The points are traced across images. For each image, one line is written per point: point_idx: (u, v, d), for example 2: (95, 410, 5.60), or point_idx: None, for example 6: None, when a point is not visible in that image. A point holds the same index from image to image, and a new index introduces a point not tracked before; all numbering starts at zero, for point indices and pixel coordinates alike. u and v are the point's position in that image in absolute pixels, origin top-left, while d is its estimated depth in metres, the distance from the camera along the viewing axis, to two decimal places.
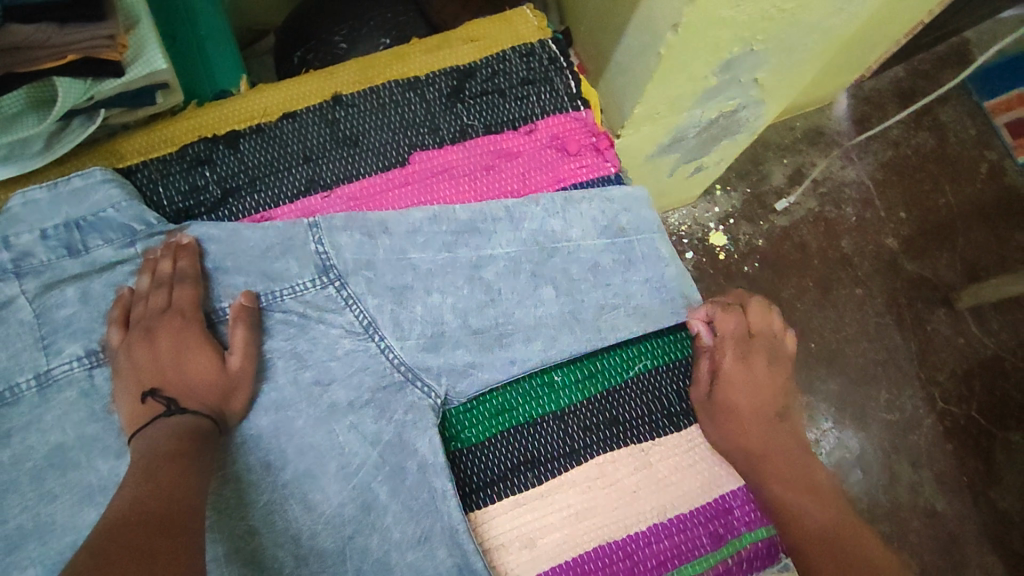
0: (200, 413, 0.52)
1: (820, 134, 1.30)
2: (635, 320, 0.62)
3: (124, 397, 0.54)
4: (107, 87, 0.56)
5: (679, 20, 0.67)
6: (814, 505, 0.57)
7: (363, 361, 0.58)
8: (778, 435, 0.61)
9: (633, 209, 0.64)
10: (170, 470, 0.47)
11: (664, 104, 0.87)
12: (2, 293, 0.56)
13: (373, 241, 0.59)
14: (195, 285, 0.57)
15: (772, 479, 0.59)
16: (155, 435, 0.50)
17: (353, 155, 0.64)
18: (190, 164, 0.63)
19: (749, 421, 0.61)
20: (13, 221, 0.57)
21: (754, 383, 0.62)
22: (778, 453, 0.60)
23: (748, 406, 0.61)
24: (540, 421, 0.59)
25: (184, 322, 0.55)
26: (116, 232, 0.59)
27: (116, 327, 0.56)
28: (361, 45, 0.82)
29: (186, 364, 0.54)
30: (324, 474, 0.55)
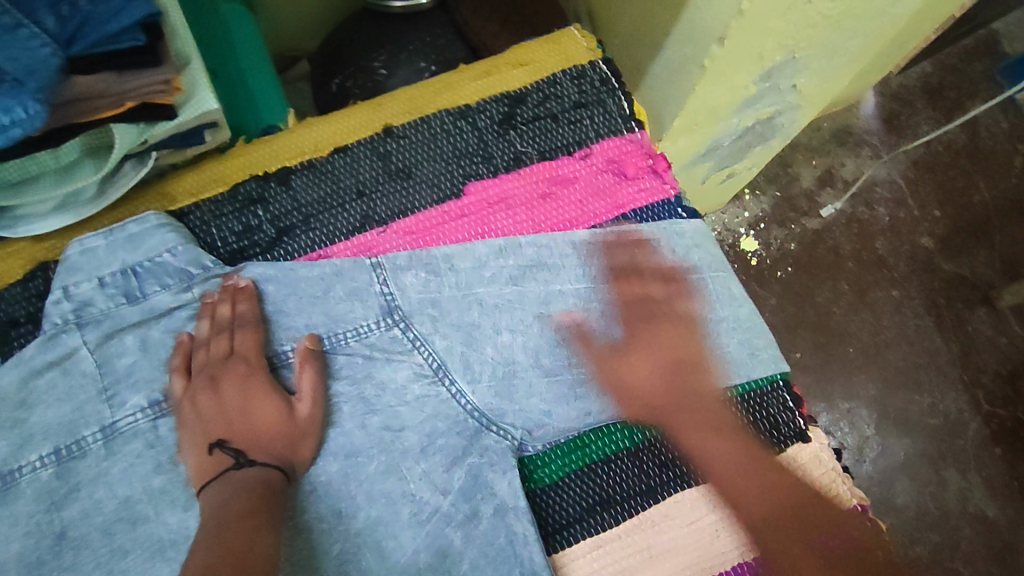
0: (268, 466, 0.51)
1: (850, 134, 1.27)
2: (710, 366, 0.60)
3: (191, 448, 0.52)
4: (160, 131, 0.56)
5: (726, 32, 0.65)
6: (734, 468, 0.56)
7: (433, 406, 0.56)
8: (650, 370, 0.59)
9: (702, 249, 0.64)
10: (240, 532, 0.45)
11: (700, 116, 0.85)
12: (64, 344, 0.55)
13: (589, 257, 0.62)
14: (255, 329, 0.56)
15: (693, 438, 0.58)
16: (224, 486, 0.49)
17: (406, 189, 0.63)
18: (242, 204, 0.62)
19: (710, 398, 0.58)
20: (72, 270, 0.57)
21: (671, 346, 0.60)
22: (662, 391, 0.59)
23: (648, 384, 0.59)
24: (614, 458, 0.57)
25: (248, 368, 0.54)
26: (172, 277, 0.58)
27: (177, 377, 0.55)
28: (399, 70, 0.82)
29: (253, 409, 0.53)
30: (397, 521, 0.53)
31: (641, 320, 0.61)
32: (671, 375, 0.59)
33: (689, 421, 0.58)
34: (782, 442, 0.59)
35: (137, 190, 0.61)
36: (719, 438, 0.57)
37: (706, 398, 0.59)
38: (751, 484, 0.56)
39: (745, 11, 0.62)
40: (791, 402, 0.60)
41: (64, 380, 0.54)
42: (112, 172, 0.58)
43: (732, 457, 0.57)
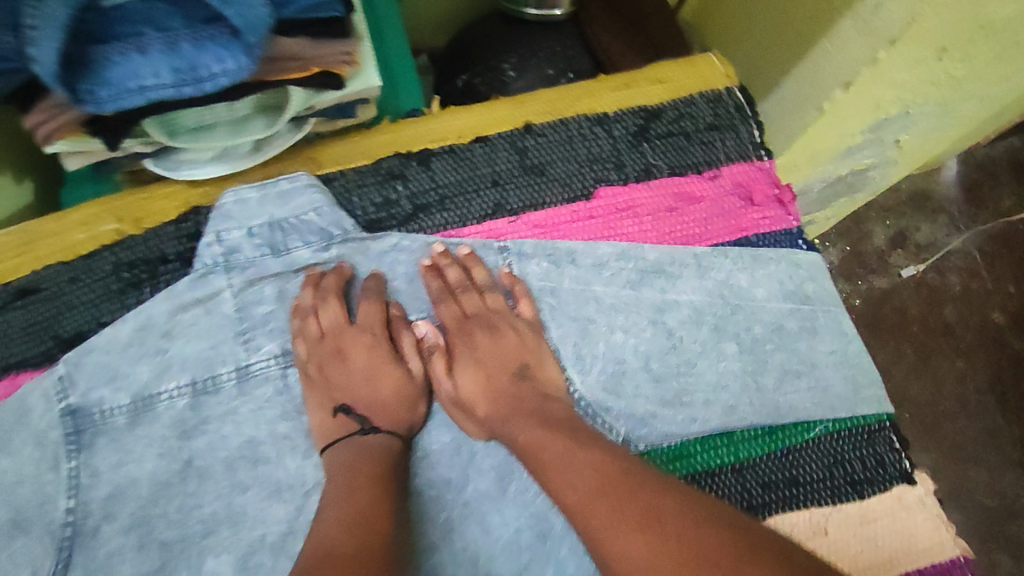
0: (389, 435, 0.55)
1: (929, 199, 1.21)
2: (819, 398, 0.60)
3: (315, 408, 0.56)
4: (326, 99, 0.59)
5: (852, 79, 0.68)
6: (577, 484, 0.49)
7: (556, 381, 0.58)
8: (507, 387, 0.57)
9: (819, 280, 0.64)
10: (366, 496, 0.49)
11: (804, 155, 0.85)
12: (210, 285, 0.59)
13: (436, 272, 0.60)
14: (380, 301, 0.59)
15: (545, 456, 0.52)
16: (350, 450, 0.53)
17: (538, 184, 0.65)
18: (383, 178, 0.65)
19: (545, 407, 0.55)
20: (224, 217, 0.60)
21: (505, 358, 0.58)
22: (514, 404, 0.56)
23: (478, 392, 0.57)
24: (717, 472, 0.57)
25: (372, 337, 0.58)
26: (314, 236, 0.62)
27: (304, 339, 0.58)
28: (527, 73, 0.85)
29: (377, 381, 0.57)
30: (502, 497, 0.55)
31: (465, 335, 0.59)
32: (560, 433, 0.53)
33: (569, 483, 0.49)
34: (885, 481, 0.58)
35: (289, 151, 0.65)
36: (574, 450, 0.51)
37: (587, 452, 0.51)
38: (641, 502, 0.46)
39: (879, 60, 0.64)
40: (897, 444, 0.60)
41: (207, 318, 0.58)
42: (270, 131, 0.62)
43: (607, 480, 0.49)
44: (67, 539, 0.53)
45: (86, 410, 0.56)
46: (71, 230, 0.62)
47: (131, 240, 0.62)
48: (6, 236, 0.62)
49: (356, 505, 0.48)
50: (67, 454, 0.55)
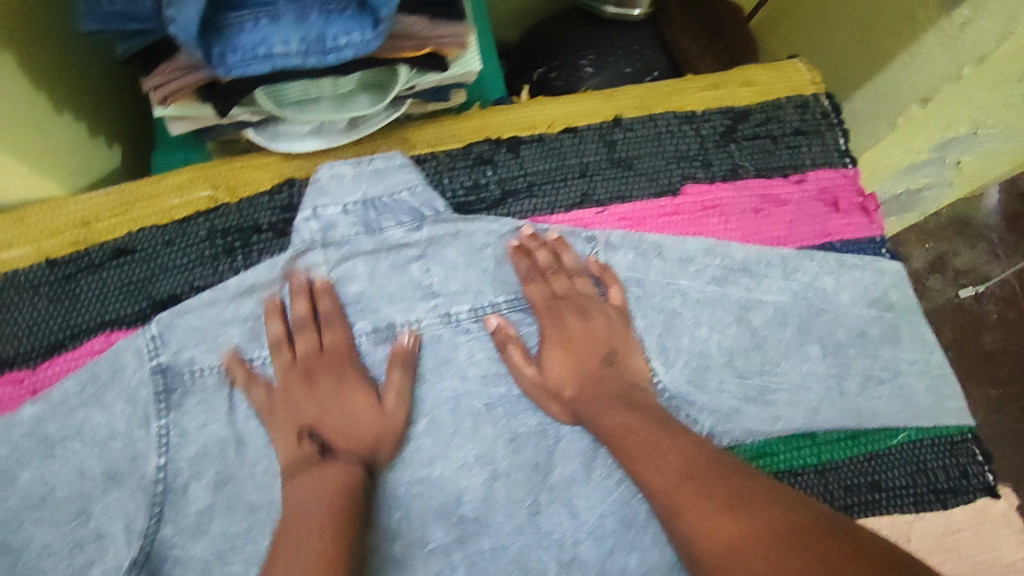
0: (348, 462, 0.53)
1: (970, 223, 1.07)
2: (902, 406, 0.60)
3: (281, 436, 0.55)
4: (428, 80, 0.60)
5: (931, 95, 0.69)
6: (657, 462, 0.51)
7: (639, 370, 0.58)
8: (596, 372, 0.58)
9: (903, 289, 0.64)
10: (320, 534, 0.47)
11: (882, 164, 0.83)
12: (307, 261, 0.60)
13: (526, 254, 0.61)
14: (342, 327, 0.59)
15: (625, 437, 0.54)
16: (310, 480, 0.52)
17: (627, 177, 0.66)
18: (473, 162, 0.66)
19: (631, 392, 0.56)
20: (321, 192, 0.61)
21: (592, 344, 0.59)
22: (600, 388, 0.57)
23: (570, 377, 0.58)
24: (800, 473, 0.59)
25: (339, 362, 0.58)
26: (407, 216, 0.62)
27: (281, 352, 0.58)
28: (605, 70, 0.86)
29: (344, 403, 0.56)
30: (588, 481, 0.56)
31: (558, 319, 0.59)
32: (643, 417, 0.54)
33: (650, 467, 0.51)
34: (968, 492, 0.60)
35: (381, 133, 0.66)
36: (652, 430, 0.53)
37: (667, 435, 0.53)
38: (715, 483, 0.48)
39: (963, 75, 0.65)
40: (980, 456, 0.61)
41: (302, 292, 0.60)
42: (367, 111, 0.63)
43: (682, 460, 0.50)
44: (159, 495, 0.55)
45: (177, 369, 0.57)
46: (166, 194, 0.64)
47: (227, 208, 0.63)
48: (104, 196, 0.63)
49: (311, 543, 0.46)
50: (158, 411, 0.56)
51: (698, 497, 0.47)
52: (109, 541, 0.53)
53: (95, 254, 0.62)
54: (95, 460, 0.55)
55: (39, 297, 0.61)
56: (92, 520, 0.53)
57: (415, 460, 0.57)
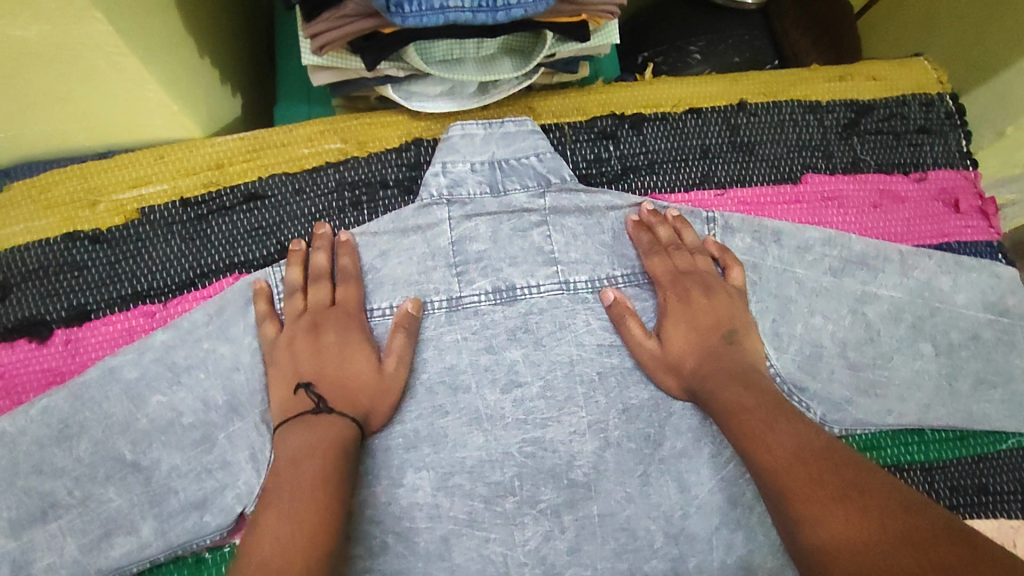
0: (342, 416, 0.53)
1: None
2: (1013, 410, 0.60)
3: (280, 386, 0.55)
4: (567, 49, 0.63)
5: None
6: (769, 444, 0.48)
7: (755, 351, 0.58)
8: (715, 348, 0.56)
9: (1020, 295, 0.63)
10: (312, 496, 0.46)
11: (995, 165, 0.79)
12: (432, 215, 0.62)
13: (648, 229, 0.62)
14: (356, 285, 0.59)
15: (737, 415, 0.51)
16: (301, 431, 0.51)
17: (747, 161, 0.67)
18: (596, 136, 0.67)
19: (751, 372, 0.55)
20: (451, 149, 0.63)
21: (713, 320, 0.58)
22: (717, 364, 0.55)
23: (689, 355, 0.57)
24: (907, 469, 0.59)
25: (346, 318, 0.57)
26: (532, 180, 0.64)
27: (296, 299, 0.58)
28: (713, 58, 0.86)
29: (347, 360, 0.55)
30: (699, 457, 0.57)
31: (676, 295, 0.59)
32: (762, 399, 0.52)
33: (779, 454, 0.47)
34: None
35: (507, 100, 0.68)
36: (769, 412, 0.50)
37: (787, 421, 0.49)
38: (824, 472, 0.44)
39: None
40: None
41: (425, 246, 0.61)
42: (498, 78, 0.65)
43: (797, 446, 0.47)
44: None
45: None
46: (297, 144, 0.65)
47: (355, 161, 0.65)
48: (237, 140, 0.65)
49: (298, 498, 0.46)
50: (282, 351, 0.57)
51: (804, 480, 0.44)
52: (236, 468, 0.56)
53: (226, 196, 0.63)
54: (219, 390, 0.57)
55: (173, 235, 0.62)
56: (217, 448, 0.56)
57: (529, 422, 0.58)
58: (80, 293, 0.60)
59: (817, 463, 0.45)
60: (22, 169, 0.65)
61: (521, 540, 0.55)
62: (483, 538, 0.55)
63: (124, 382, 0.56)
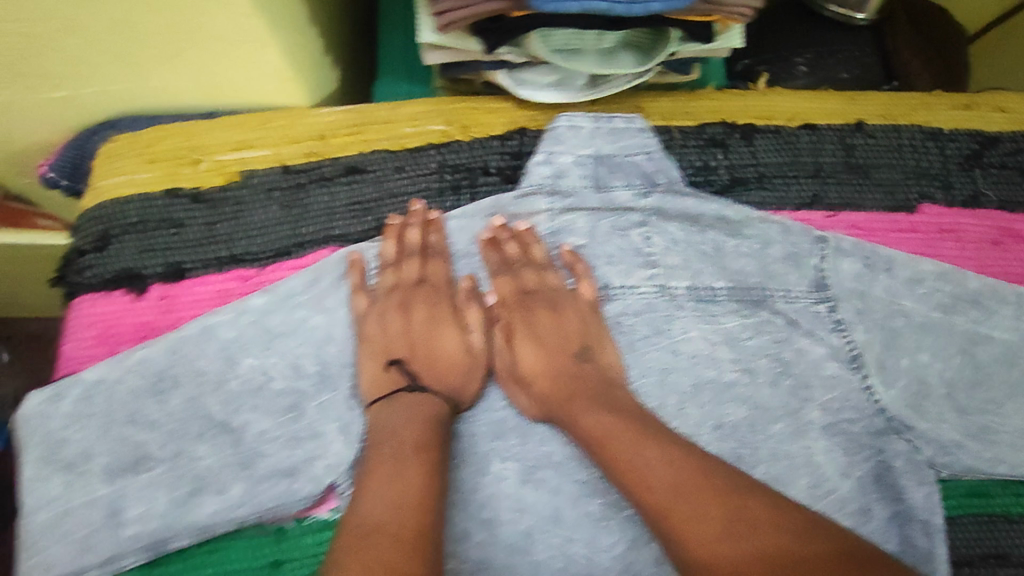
0: (434, 395, 0.55)
1: None
2: None
3: (370, 358, 0.57)
4: (688, 49, 0.60)
5: None
6: (672, 483, 0.47)
7: (613, 363, 0.57)
8: (566, 367, 0.56)
9: None
10: (414, 469, 0.48)
11: None
12: (532, 204, 0.61)
13: (496, 247, 0.60)
14: (446, 262, 0.60)
15: (615, 445, 0.50)
16: (398, 408, 0.54)
17: (861, 184, 0.65)
18: (706, 143, 0.65)
19: (608, 390, 0.55)
20: (556, 140, 0.62)
21: (562, 338, 0.57)
22: (563, 384, 0.55)
23: (543, 378, 0.56)
24: (1015, 519, 0.57)
25: (437, 295, 0.59)
26: (638, 179, 0.62)
27: (389, 273, 0.59)
28: (820, 72, 0.83)
29: (434, 339, 0.58)
30: (794, 485, 0.56)
31: (531, 317, 0.58)
32: (631, 426, 0.51)
33: (714, 540, 0.43)
34: None
35: (616, 96, 0.66)
36: (640, 439, 0.50)
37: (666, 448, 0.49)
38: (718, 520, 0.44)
39: None
40: None
41: None
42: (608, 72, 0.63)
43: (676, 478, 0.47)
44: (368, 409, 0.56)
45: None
46: (400, 123, 0.64)
47: (458, 145, 0.63)
48: (340, 114, 0.64)
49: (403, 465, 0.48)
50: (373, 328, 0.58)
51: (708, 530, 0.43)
52: (326, 439, 0.56)
53: (326, 167, 0.62)
54: (311, 359, 0.58)
55: (271, 202, 0.61)
56: (306, 417, 0.56)
57: None
58: (175, 250, 0.60)
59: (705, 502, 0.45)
60: (124, 121, 0.65)
61: (605, 544, 0.54)
62: (566, 538, 0.54)
63: (220, 342, 0.57)
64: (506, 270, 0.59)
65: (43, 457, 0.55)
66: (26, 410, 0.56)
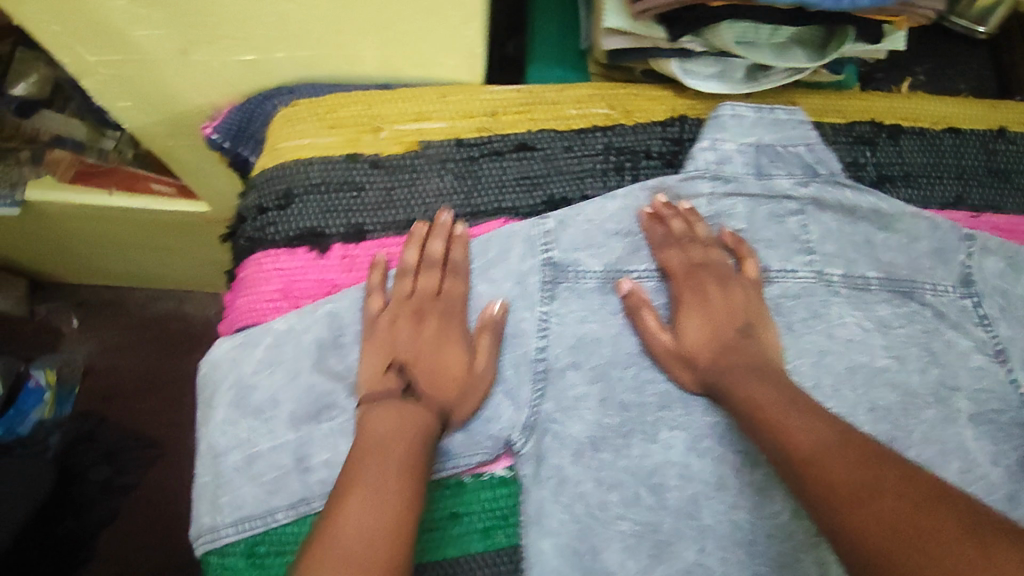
0: (427, 407, 0.54)
1: None
2: None
3: (370, 360, 0.57)
4: (854, 50, 0.63)
5: None
6: (805, 442, 0.48)
7: (774, 346, 0.57)
8: (740, 347, 0.56)
9: None
10: (394, 492, 0.46)
11: None
12: (695, 187, 0.64)
13: (661, 222, 0.62)
14: (461, 278, 0.60)
15: (769, 415, 0.51)
16: (392, 413, 0.52)
17: (1002, 189, 0.68)
18: (854, 140, 0.68)
19: (768, 369, 0.55)
20: (720, 126, 0.64)
21: (732, 313, 0.58)
22: (732, 360, 0.56)
23: (707, 350, 0.57)
24: None
25: (450, 311, 0.59)
26: (798, 169, 0.64)
27: (432, 272, 0.60)
28: (938, 82, 0.86)
29: (440, 352, 0.57)
30: (944, 467, 0.59)
31: (694, 296, 0.59)
32: (779, 398, 0.52)
33: (841, 475, 0.44)
34: None
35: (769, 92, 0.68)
36: (788, 407, 0.51)
37: (799, 415, 0.50)
38: (844, 462, 0.45)
39: None
40: None
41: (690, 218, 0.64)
42: (767, 67, 0.65)
43: (811, 436, 0.48)
44: (541, 373, 0.58)
45: (563, 266, 0.61)
46: (566, 104, 0.67)
47: (623, 128, 0.66)
48: (512, 92, 0.67)
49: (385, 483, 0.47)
50: (542, 299, 0.60)
51: (842, 467, 0.45)
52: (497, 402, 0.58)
53: (497, 142, 0.65)
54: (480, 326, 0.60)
55: (445, 172, 0.64)
56: None
57: None
58: (357, 212, 0.63)
59: (836, 449, 0.46)
60: (306, 87, 0.68)
61: (769, 512, 0.56)
62: (731, 504, 0.57)
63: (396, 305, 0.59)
64: (671, 242, 0.61)
65: (232, 403, 0.58)
66: (216, 354, 0.60)
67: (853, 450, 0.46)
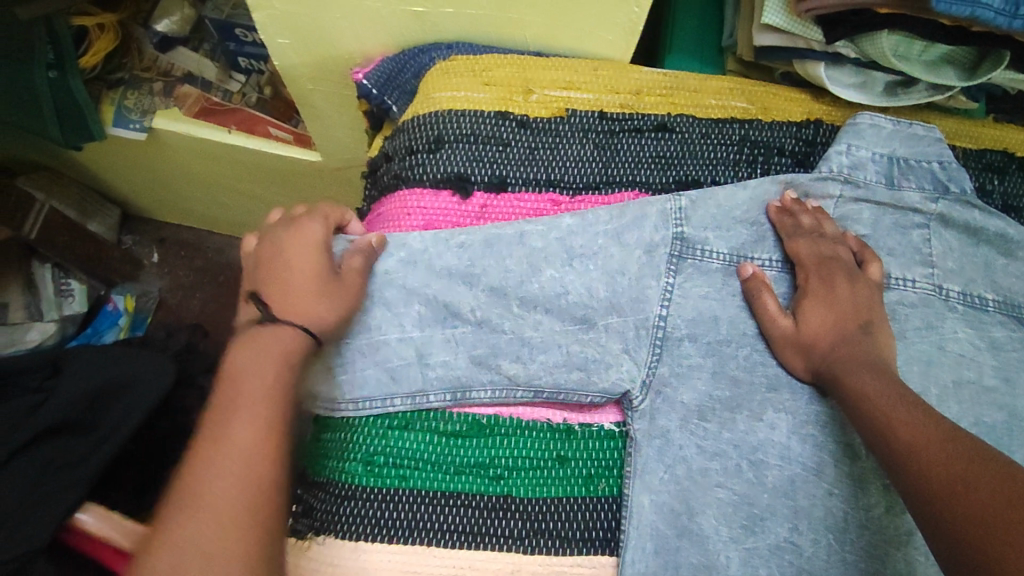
0: (285, 324, 0.56)
1: None
2: None
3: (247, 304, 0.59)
4: (1001, 78, 0.65)
5: None
6: (910, 436, 0.48)
7: (892, 346, 0.59)
8: (861, 341, 0.58)
9: None
10: (248, 429, 0.50)
11: None
12: (826, 188, 0.66)
13: (790, 214, 0.64)
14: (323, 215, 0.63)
15: (880, 406, 0.52)
16: (247, 345, 0.54)
17: None
18: (983, 168, 0.69)
19: (883, 364, 0.56)
20: (856, 134, 0.67)
21: (853, 307, 0.60)
22: (857, 351, 0.57)
23: (824, 340, 0.59)
24: None
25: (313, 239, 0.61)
26: (929, 184, 0.66)
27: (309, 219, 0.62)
28: None
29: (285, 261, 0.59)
30: None
31: (817, 290, 0.61)
32: (892, 392, 0.52)
33: (938, 466, 0.44)
34: None
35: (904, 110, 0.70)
36: (900, 401, 0.51)
37: (909, 411, 0.50)
38: (939, 458, 0.45)
39: None
40: None
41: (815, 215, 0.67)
42: (910, 83, 0.67)
43: (919, 431, 0.48)
44: (659, 340, 0.61)
45: (693, 242, 0.63)
46: (707, 94, 0.71)
47: (760, 123, 0.69)
48: (658, 76, 0.71)
49: (237, 442, 0.49)
50: (668, 270, 0.62)
51: (938, 460, 0.45)
52: (612, 359, 0.61)
53: (639, 120, 0.69)
54: (603, 286, 0.62)
55: (586, 141, 0.68)
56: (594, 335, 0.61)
57: None
58: (501, 165, 0.67)
59: (936, 443, 0.46)
60: (464, 45, 0.73)
61: (864, 504, 0.57)
62: (827, 491, 0.58)
63: (504, 252, 0.62)
64: (799, 232, 0.63)
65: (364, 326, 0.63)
66: None
67: (959, 446, 0.45)
